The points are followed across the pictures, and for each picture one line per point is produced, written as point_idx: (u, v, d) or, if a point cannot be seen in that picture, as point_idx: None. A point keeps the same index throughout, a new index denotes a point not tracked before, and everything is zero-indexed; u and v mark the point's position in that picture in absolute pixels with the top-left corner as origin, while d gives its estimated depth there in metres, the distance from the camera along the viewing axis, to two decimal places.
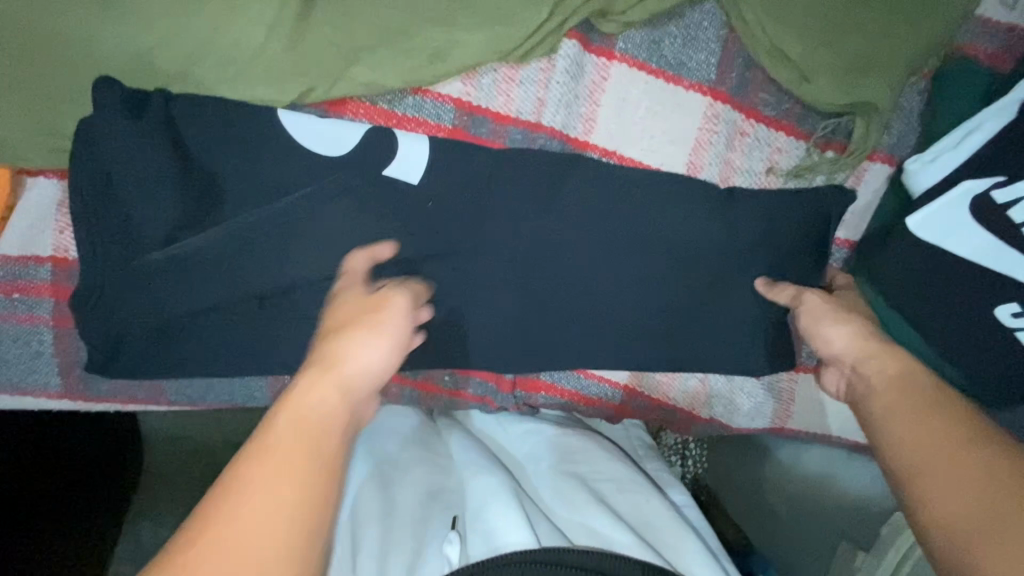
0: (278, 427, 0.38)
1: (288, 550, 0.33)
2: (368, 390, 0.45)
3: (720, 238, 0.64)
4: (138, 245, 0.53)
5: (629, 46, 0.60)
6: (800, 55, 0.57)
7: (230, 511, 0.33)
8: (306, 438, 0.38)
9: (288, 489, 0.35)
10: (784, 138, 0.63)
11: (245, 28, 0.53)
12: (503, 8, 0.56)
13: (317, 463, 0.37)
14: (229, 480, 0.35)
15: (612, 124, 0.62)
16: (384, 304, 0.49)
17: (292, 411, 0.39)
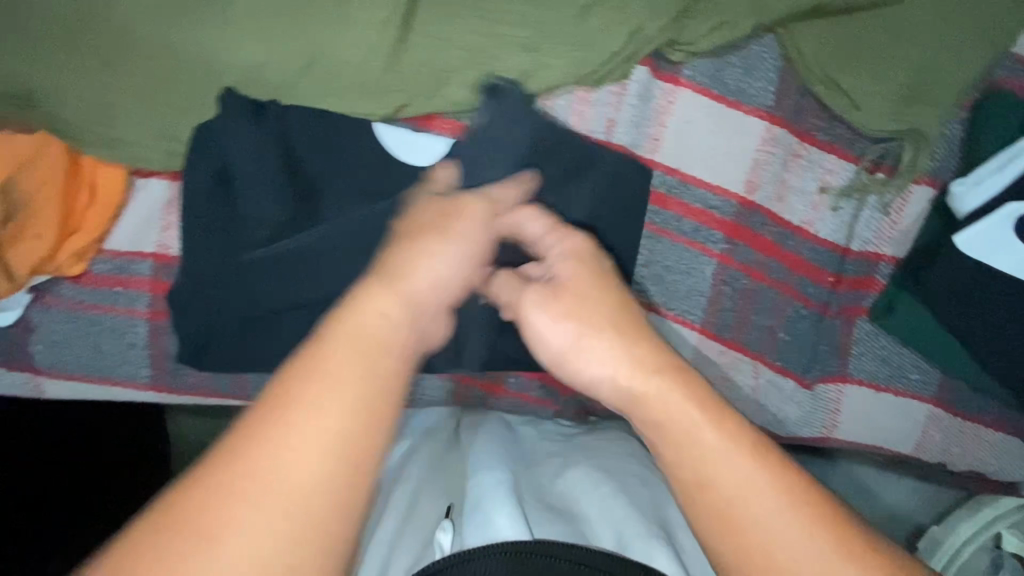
0: (335, 343, 0.40)
1: (331, 476, 0.36)
2: (438, 296, 0.47)
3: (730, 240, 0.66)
4: (244, 241, 0.62)
5: (695, 73, 0.66)
6: (850, 84, 0.64)
7: (278, 433, 0.36)
8: (364, 356, 0.39)
9: (337, 413, 0.37)
10: (835, 160, 0.68)
11: (352, 48, 0.61)
12: (581, 36, 0.64)
13: (358, 384, 0.38)
14: (274, 404, 0.37)
15: (675, 146, 0.68)
16: (451, 214, 0.51)
17: (350, 326, 0.41)
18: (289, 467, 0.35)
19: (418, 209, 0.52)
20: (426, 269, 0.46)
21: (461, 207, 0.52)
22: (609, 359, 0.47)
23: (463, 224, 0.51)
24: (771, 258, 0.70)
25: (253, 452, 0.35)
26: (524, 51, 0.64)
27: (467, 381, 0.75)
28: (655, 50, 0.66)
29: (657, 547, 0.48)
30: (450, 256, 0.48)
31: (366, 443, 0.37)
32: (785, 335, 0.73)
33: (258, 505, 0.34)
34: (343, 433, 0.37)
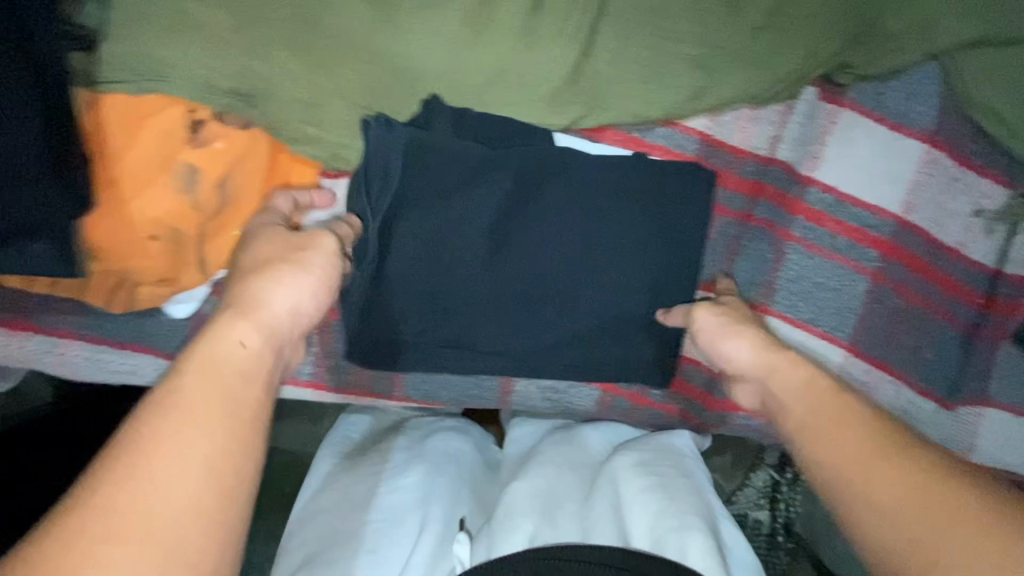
0: (188, 377, 0.42)
1: (210, 489, 0.38)
2: (279, 329, 0.48)
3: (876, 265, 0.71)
4: (442, 243, 0.65)
5: (859, 96, 0.69)
6: (1011, 115, 0.65)
7: (142, 468, 0.37)
8: (223, 384, 0.42)
9: (191, 437, 0.39)
10: (992, 184, 0.70)
11: (541, 59, 0.62)
12: (757, 53, 0.65)
13: (222, 406, 0.41)
14: (127, 445, 0.37)
15: (836, 164, 0.70)
16: (313, 243, 0.53)
17: (204, 359, 0.43)
18: (156, 502, 0.36)
19: (268, 235, 0.53)
20: (281, 308, 0.49)
21: (315, 239, 0.53)
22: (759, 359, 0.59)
23: (312, 253, 0.52)
24: (924, 278, 0.71)
25: (108, 491, 0.35)
26: (700, 68, 0.65)
27: (615, 390, 0.74)
28: (825, 73, 0.68)
29: (691, 537, 0.51)
30: (305, 286, 0.50)
31: (233, 475, 0.39)
32: (932, 355, 0.73)
33: (116, 548, 0.34)
34: (209, 463, 0.39)
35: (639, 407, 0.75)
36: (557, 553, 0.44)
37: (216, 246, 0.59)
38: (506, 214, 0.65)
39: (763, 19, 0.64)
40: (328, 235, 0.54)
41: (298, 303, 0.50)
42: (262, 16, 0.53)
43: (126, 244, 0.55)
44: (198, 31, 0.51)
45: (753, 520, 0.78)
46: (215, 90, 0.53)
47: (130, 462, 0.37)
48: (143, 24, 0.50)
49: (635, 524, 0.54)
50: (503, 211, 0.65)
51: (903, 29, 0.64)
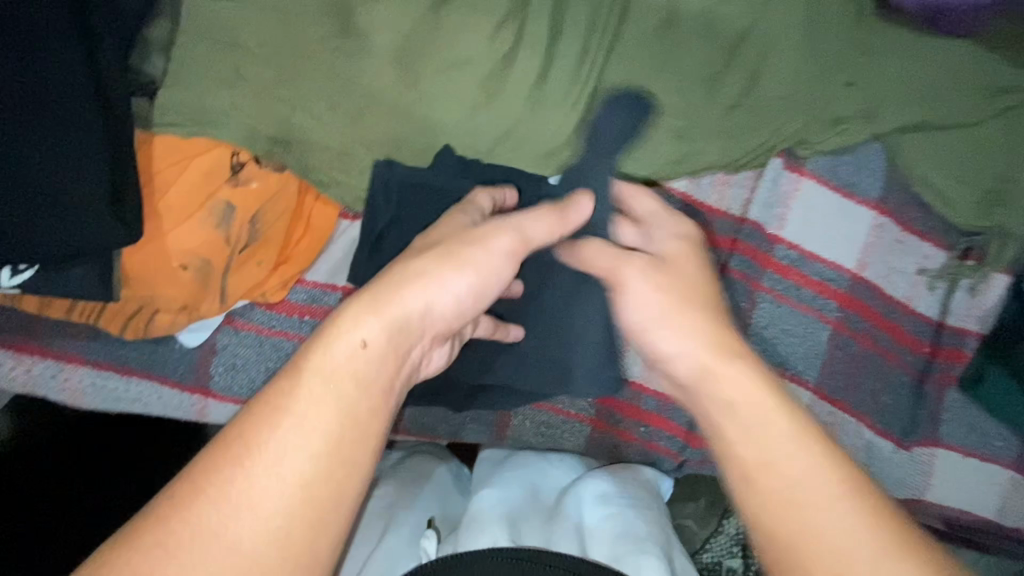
0: (311, 378, 0.41)
1: (312, 510, 0.38)
2: (415, 328, 0.46)
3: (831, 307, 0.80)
4: None
5: (817, 167, 0.80)
6: (942, 182, 0.77)
7: (260, 470, 0.38)
8: (343, 395, 0.41)
9: (306, 449, 0.39)
10: (931, 247, 0.80)
11: (544, 122, 0.70)
12: (728, 128, 0.76)
13: (338, 421, 0.41)
14: (237, 446, 0.39)
15: (799, 226, 0.79)
16: (481, 238, 0.50)
17: (328, 360, 0.42)
18: (255, 518, 0.37)
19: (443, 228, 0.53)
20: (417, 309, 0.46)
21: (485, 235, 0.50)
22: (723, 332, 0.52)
23: (475, 248, 0.49)
24: (879, 327, 0.80)
25: (216, 497, 0.37)
26: (682, 138, 0.75)
27: (604, 428, 0.77)
28: (787, 147, 0.79)
29: (647, 559, 0.52)
30: (456, 288, 0.48)
31: (335, 494, 0.40)
32: (888, 399, 0.81)
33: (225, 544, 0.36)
34: (316, 481, 0.39)
35: (628, 444, 0.78)
36: (528, 556, 0.44)
37: (239, 276, 0.63)
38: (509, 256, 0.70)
39: (735, 99, 0.75)
40: (501, 232, 0.50)
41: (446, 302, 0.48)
42: (304, 77, 0.61)
43: (157, 274, 0.60)
44: (252, 88, 0.60)
45: (727, 568, 0.81)
46: (258, 137, 0.61)
47: (237, 468, 0.38)
48: (202, 82, 0.59)
49: (593, 540, 0.56)
50: None
51: (849, 113, 0.77)
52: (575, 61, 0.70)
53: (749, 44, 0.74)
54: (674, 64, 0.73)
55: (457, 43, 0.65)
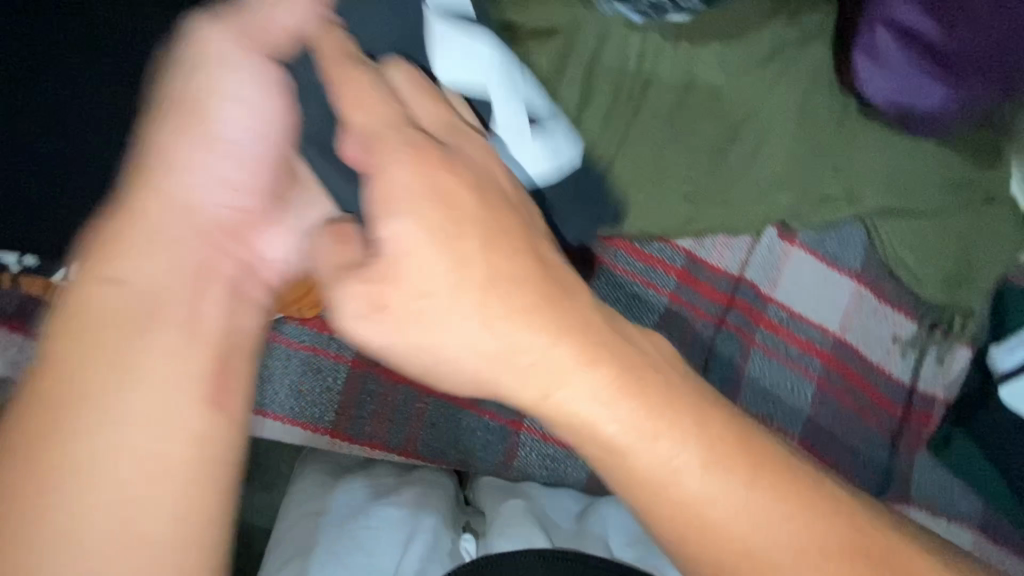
0: (65, 339, 0.42)
1: (157, 465, 0.41)
2: (196, 220, 0.49)
3: (825, 333, 0.87)
4: None
5: (806, 238, 0.89)
6: (914, 262, 0.88)
7: (88, 453, 0.40)
8: (94, 334, 0.43)
9: (116, 412, 0.41)
10: (904, 318, 0.89)
11: None
12: (730, 197, 0.85)
13: (98, 361, 0.42)
14: (24, 437, 0.40)
15: (790, 289, 0.87)
16: (193, 89, 0.50)
17: (79, 306, 0.44)
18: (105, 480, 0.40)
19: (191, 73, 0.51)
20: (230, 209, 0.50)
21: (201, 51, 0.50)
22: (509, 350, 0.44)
23: (196, 121, 0.50)
24: (857, 386, 0.87)
25: (32, 491, 0.38)
26: (690, 200, 0.84)
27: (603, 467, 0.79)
28: (782, 219, 0.88)
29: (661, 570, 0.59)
30: (214, 180, 0.50)
31: (183, 450, 0.42)
32: (864, 457, 0.86)
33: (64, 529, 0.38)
34: (156, 446, 0.42)
35: None
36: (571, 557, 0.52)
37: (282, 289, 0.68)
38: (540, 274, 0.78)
39: (737, 172, 0.85)
40: (214, 49, 0.50)
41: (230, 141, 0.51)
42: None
43: None
44: None
45: None
46: None
47: (22, 458, 0.39)
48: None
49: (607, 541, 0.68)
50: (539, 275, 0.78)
51: (835, 193, 0.88)
52: (606, 128, 0.82)
53: (750, 125, 0.85)
54: (687, 137, 0.84)
55: None
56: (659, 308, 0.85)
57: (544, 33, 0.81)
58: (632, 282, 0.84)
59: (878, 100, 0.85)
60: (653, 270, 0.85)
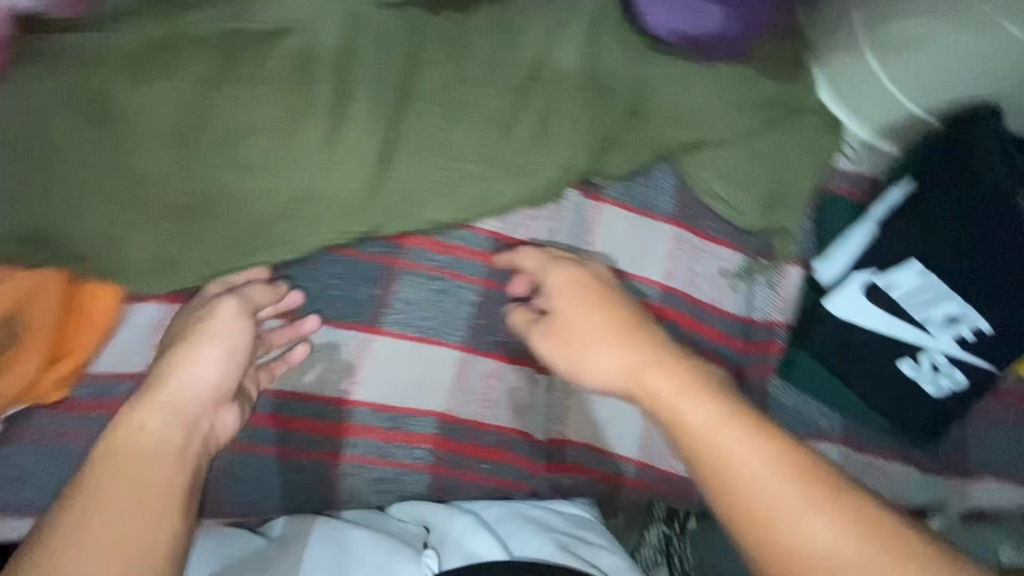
0: (96, 488, 0.52)
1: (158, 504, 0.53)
2: None
3: (633, 277, 0.84)
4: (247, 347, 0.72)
5: (612, 193, 0.85)
6: (728, 194, 0.86)
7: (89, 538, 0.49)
8: (129, 475, 0.54)
9: (140, 502, 0.52)
10: (731, 251, 0.86)
11: (334, 181, 0.73)
12: (521, 166, 0.80)
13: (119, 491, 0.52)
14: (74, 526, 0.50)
15: (606, 248, 0.84)
16: None
17: (120, 442, 0.56)
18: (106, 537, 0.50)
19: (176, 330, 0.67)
20: (133, 424, 0.57)
21: (211, 309, 0.67)
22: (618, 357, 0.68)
23: None
24: (695, 332, 0.85)
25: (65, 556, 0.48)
26: (481, 180, 0.79)
27: (444, 475, 0.77)
28: (583, 177, 0.84)
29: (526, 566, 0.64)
30: None
31: (164, 492, 0.54)
32: None
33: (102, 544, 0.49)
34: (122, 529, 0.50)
35: (472, 486, 0.78)
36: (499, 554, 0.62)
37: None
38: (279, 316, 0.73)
39: (524, 143, 0.81)
40: None
41: (210, 378, 0.62)
42: (92, 161, 0.67)
43: None
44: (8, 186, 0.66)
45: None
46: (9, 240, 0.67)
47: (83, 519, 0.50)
48: None
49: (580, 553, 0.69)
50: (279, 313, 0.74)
51: (631, 143, 0.85)
52: (371, 125, 0.75)
53: (529, 93, 0.82)
54: (465, 117, 0.80)
55: (231, 119, 0.70)
56: (471, 296, 0.79)
57: (272, 32, 0.74)
58: (436, 278, 0.78)
59: (662, 33, 0.83)
60: (458, 260, 0.79)
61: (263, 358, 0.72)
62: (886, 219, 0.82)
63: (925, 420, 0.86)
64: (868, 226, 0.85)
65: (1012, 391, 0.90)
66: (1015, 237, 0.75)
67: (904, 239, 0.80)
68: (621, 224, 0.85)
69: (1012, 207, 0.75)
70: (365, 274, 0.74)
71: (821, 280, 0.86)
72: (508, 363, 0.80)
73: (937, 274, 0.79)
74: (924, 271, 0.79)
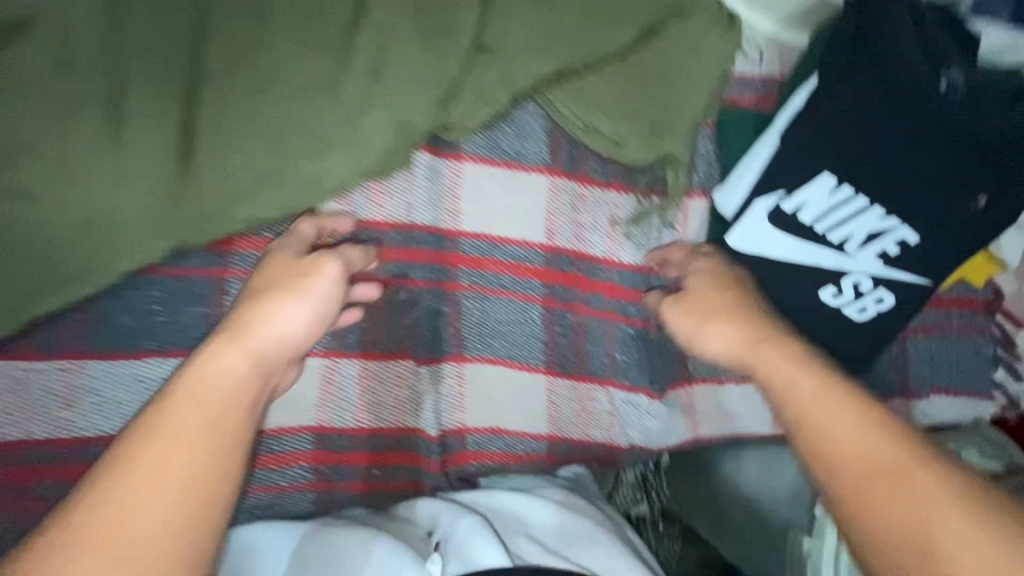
0: (170, 424, 0.51)
1: (192, 482, 0.49)
2: None
3: (510, 241, 0.75)
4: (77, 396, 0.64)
5: (476, 147, 0.73)
6: (607, 127, 0.73)
7: (132, 500, 0.47)
8: (212, 418, 0.52)
9: (194, 461, 0.50)
10: (618, 194, 0.76)
11: (128, 193, 0.63)
12: (353, 137, 0.69)
13: (204, 449, 0.51)
14: (124, 466, 0.49)
15: (474, 214, 0.74)
16: None
17: (202, 380, 0.54)
18: (149, 505, 0.47)
19: (270, 268, 0.63)
20: (215, 366, 0.55)
21: (313, 267, 0.63)
22: (729, 335, 0.67)
23: None
24: (589, 291, 0.77)
25: (117, 495, 0.47)
26: (306, 160, 0.68)
27: (330, 486, 0.73)
28: (430, 135, 0.72)
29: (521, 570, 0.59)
30: None
31: (211, 474, 0.50)
32: (621, 356, 0.79)
33: (144, 506, 0.47)
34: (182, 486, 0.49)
35: (365, 492, 0.74)
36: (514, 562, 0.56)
37: None
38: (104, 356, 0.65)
39: (354, 107, 0.69)
40: None
41: (297, 333, 0.60)
42: None
43: None
44: None
45: (636, 513, 1.01)
46: None
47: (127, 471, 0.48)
48: None
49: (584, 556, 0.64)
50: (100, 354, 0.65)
51: (484, 82, 0.71)
52: (159, 119, 0.64)
53: (350, 46, 0.69)
54: (275, 87, 0.67)
55: None
56: None
57: (6, 26, 0.62)
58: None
59: None
60: None
61: (96, 403, 0.65)
62: (788, 128, 0.70)
63: (865, 348, 0.77)
64: (770, 141, 0.72)
65: (953, 299, 0.81)
66: (925, 117, 0.65)
67: (814, 142, 0.68)
68: (486, 183, 0.74)
69: (925, 88, 0.64)
70: (193, 292, 0.67)
71: (722, 213, 0.75)
72: (382, 359, 0.73)
73: (850, 183, 0.68)
74: (839, 181, 0.68)
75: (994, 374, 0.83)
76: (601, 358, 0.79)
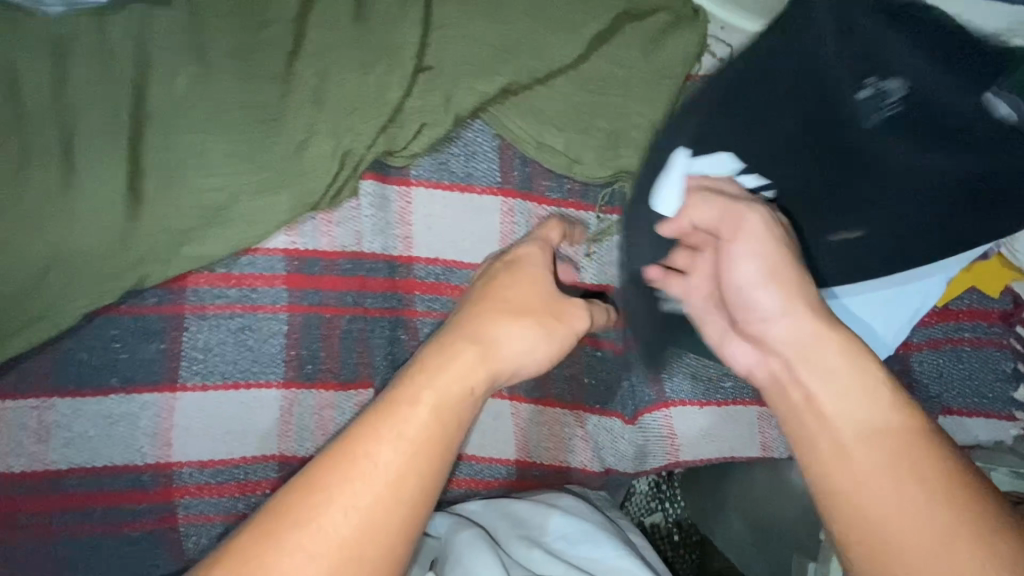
0: (413, 417, 0.45)
1: (403, 514, 0.42)
2: None
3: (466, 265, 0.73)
4: (47, 432, 0.67)
5: (422, 172, 0.72)
6: (561, 144, 0.70)
7: (344, 493, 0.41)
8: (443, 420, 0.45)
9: (411, 487, 0.43)
10: (575, 213, 0.73)
11: (75, 236, 0.64)
12: (296, 169, 0.68)
13: (424, 461, 0.44)
14: (342, 463, 0.42)
15: (429, 239, 0.72)
16: None
17: (437, 392, 0.46)
18: (347, 514, 0.41)
19: (509, 285, 0.57)
20: (451, 365, 0.48)
21: (570, 312, 0.58)
22: (787, 308, 0.50)
23: None
24: None
25: (333, 495, 0.41)
26: (257, 195, 0.68)
27: None
28: (375, 161, 0.71)
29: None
30: None
31: (423, 510, 0.43)
32: (589, 378, 0.76)
33: (350, 506, 0.41)
34: (390, 501, 0.42)
35: None
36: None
37: None
38: (67, 395, 0.67)
39: (298, 138, 0.67)
40: None
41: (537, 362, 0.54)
42: None
43: None
44: None
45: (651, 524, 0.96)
46: None
47: (348, 465, 0.42)
48: None
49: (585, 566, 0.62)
50: (64, 393, 0.67)
51: (431, 104, 0.69)
52: (105, 160, 0.65)
53: (300, 76, 0.68)
54: (220, 121, 0.67)
55: None
56: (282, 326, 0.71)
57: None
58: (230, 316, 0.70)
59: None
60: (251, 292, 0.70)
61: (67, 438, 0.67)
62: None
63: None
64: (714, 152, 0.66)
65: (964, 310, 0.73)
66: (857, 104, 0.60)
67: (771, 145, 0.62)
68: (439, 207, 0.72)
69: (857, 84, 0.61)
70: (149, 329, 0.69)
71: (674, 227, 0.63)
72: (339, 388, 0.72)
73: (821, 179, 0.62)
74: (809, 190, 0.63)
75: (1013, 392, 0.73)
76: (566, 381, 0.76)
